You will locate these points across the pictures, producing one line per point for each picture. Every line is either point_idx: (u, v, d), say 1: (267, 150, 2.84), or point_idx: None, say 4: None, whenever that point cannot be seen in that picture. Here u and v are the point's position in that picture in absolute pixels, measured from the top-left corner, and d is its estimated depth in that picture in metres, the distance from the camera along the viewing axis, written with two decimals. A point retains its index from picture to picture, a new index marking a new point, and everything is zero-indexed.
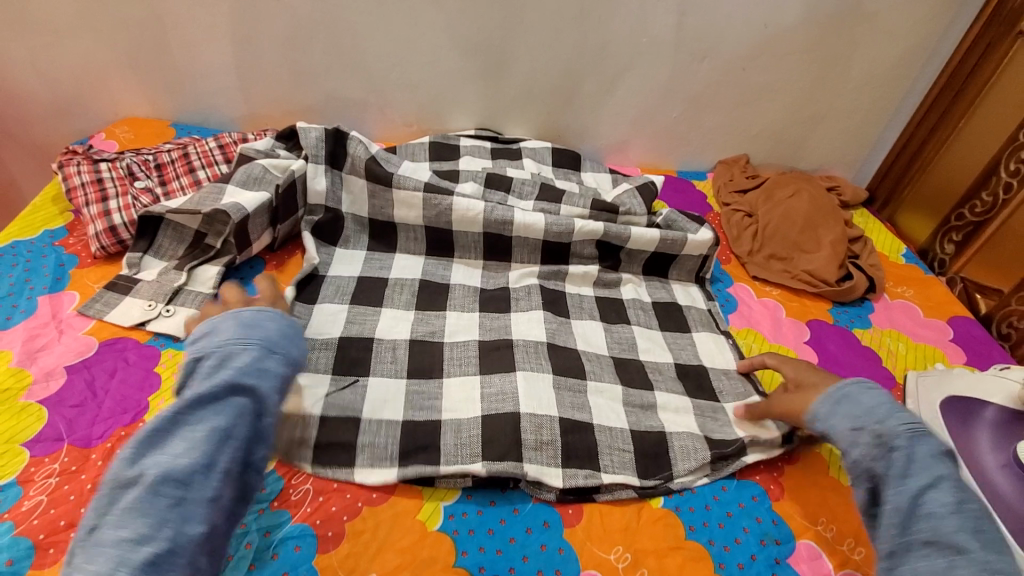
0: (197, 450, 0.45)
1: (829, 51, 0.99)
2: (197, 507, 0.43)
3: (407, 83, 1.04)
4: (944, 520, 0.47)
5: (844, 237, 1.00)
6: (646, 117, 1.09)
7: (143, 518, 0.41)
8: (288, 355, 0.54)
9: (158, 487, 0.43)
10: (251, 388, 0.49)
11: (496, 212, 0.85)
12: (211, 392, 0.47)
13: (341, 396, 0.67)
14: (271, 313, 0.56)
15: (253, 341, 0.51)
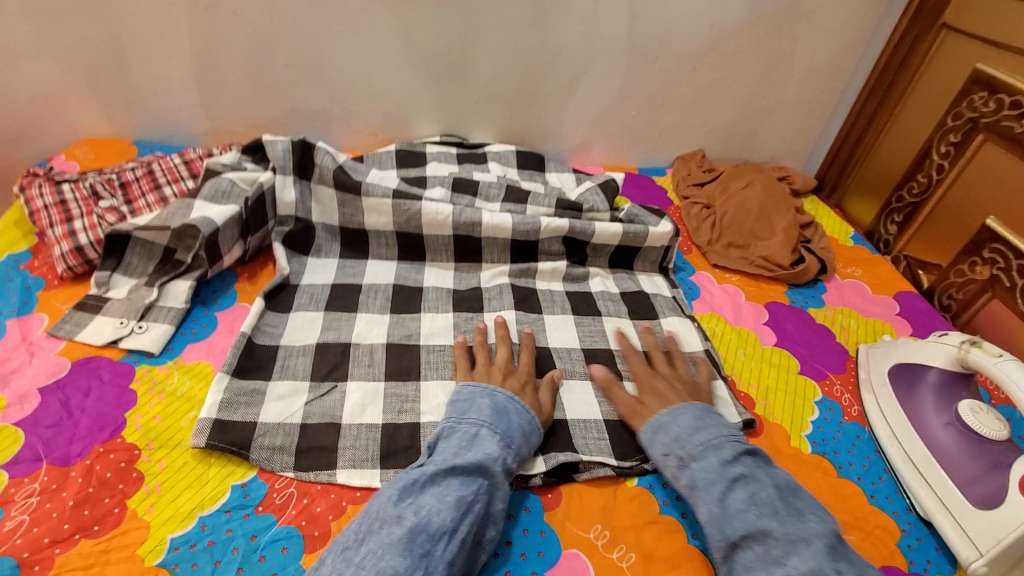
0: (446, 513, 0.52)
1: (772, 48, 1.07)
2: (439, 565, 0.49)
3: (371, 93, 1.07)
4: (766, 517, 0.53)
5: (796, 223, 1.04)
6: (604, 116, 1.14)
7: (392, 559, 0.48)
8: (526, 451, 0.62)
9: (404, 535, 0.50)
10: (494, 471, 0.57)
11: (465, 213, 0.85)
12: (466, 466, 0.56)
13: (322, 403, 0.67)
14: (520, 407, 0.65)
15: (496, 429, 0.61)
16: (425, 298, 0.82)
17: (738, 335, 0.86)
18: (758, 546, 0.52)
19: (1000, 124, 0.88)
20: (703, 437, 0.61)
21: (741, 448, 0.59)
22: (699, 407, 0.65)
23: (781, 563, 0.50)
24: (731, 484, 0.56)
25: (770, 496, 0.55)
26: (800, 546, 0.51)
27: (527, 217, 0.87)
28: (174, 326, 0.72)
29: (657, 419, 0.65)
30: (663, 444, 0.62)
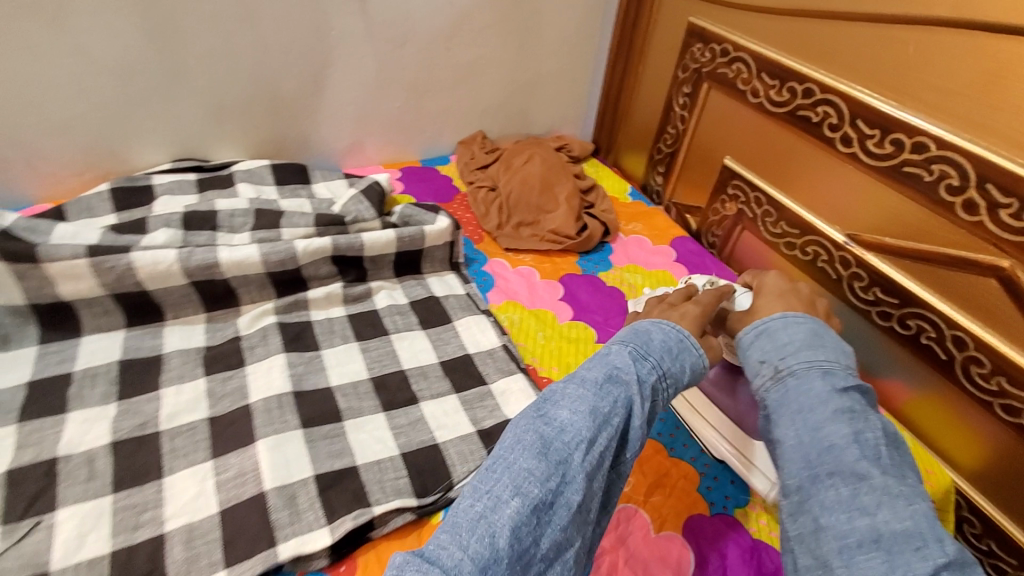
0: (585, 419, 0.46)
1: (519, 21, 1.06)
2: (578, 473, 0.44)
3: (56, 124, 0.84)
4: (867, 459, 0.44)
5: (577, 190, 1.06)
6: (368, 111, 1.04)
7: (525, 461, 0.44)
8: (675, 368, 0.53)
9: (537, 440, 0.45)
10: (647, 373, 0.51)
11: (195, 256, 0.71)
12: (625, 368, 0.50)
13: (15, 553, 0.51)
14: (668, 327, 0.56)
15: (687, 335, 0.55)
16: (166, 368, 0.68)
17: (535, 316, 0.84)
18: (835, 486, 0.43)
19: (718, 72, 0.96)
20: (814, 357, 0.52)
21: (858, 382, 0.50)
22: (817, 321, 0.56)
23: (867, 511, 0.42)
24: (835, 414, 0.47)
25: (876, 439, 0.45)
26: (894, 500, 0.42)
27: (277, 245, 0.75)
28: None
29: (763, 322, 0.57)
30: (762, 350, 0.55)
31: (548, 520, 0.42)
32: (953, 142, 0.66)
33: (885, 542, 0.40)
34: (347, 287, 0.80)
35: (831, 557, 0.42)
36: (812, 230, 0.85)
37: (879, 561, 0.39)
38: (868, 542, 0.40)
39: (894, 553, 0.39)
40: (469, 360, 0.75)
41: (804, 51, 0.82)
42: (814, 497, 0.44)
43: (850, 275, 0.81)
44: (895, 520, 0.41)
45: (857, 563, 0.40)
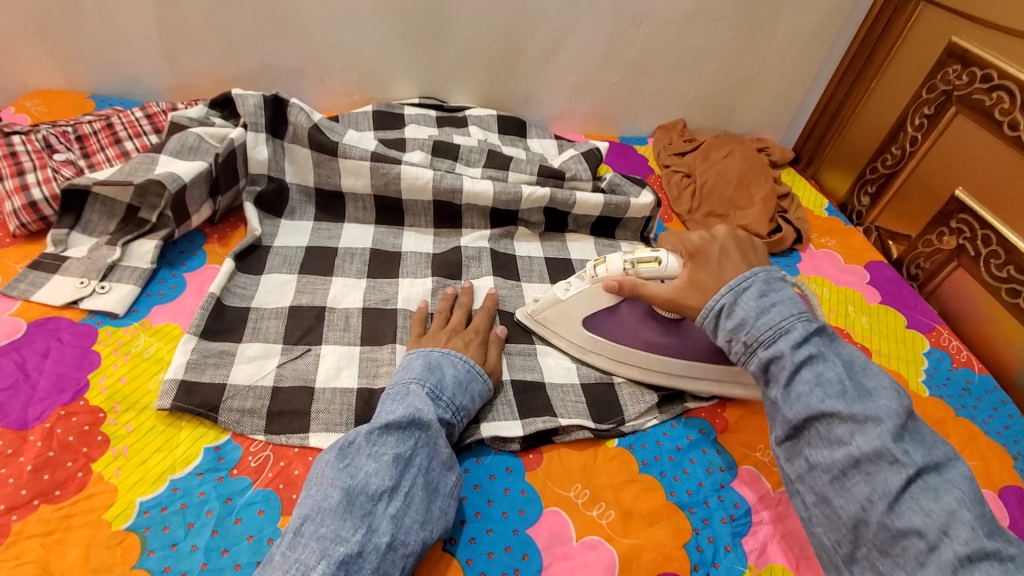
0: (384, 472, 0.51)
1: (755, 17, 1.06)
2: (383, 520, 0.49)
3: (346, 50, 1.02)
4: (831, 401, 0.51)
5: (774, 194, 1.04)
6: (586, 83, 1.12)
7: (330, 523, 0.47)
8: (466, 401, 0.61)
9: (342, 499, 0.48)
10: (433, 423, 0.55)
11: (446, 180, 0.83)
12: (399, 422, 0.54)
13: (294, 366, 0.66)
14: (453, 358, 0.63)
15: (429, 385, 0.59)
16: (403, 263, 0.81)
17: None
18: (821, 429, 0.51)
19: (971, 98, 0.90)
20: (772, 320, 0.56)
21: (812, 329, 0.55)
22: (766, 274, 0.59)
23: (844, 443, 0.49)
24: (797, 370, 0.53)
25: (838, 377, 0.52)
26: (867, 426, 0.48)
27: (508, 186, 0.85)
28: (138, 287, 0.69)
29: (717, 301, 0.59)
30: (725, 330, 0.58)
31: (357, 568, 0.46)
32: None
33: (863, 464, 0.48)
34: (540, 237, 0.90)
35: (827, 491, 0.50)
36: None
37: (863, 483, 0.47)
38: (849, 469, 0.48)
39: (873, 474, 0.47)
40: None
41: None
42: (803, 442, 0.52)
43: None
44: (866, 444, 0.48)
45: (848, 490, 0.48)
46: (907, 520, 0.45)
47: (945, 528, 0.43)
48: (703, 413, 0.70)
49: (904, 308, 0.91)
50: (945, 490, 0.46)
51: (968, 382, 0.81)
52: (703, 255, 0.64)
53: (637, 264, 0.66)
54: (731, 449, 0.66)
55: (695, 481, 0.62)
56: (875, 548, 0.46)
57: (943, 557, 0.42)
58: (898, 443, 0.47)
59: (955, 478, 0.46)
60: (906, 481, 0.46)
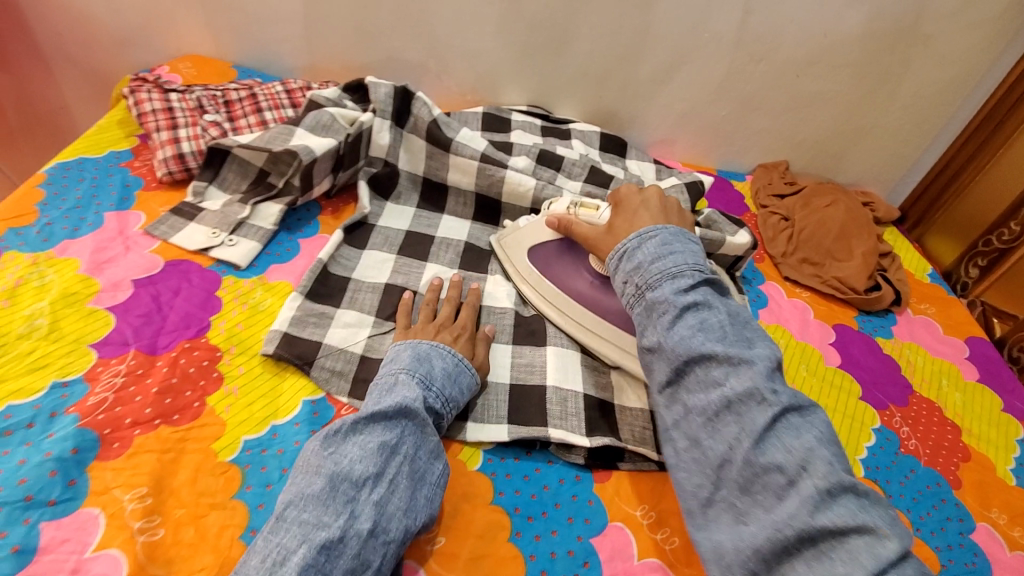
0: (369, 459, 0.51)
1: (882, 68, 1.03)
2: (366, 506, 0.49)
3: (467, 53, 1.07)
4: (711, 344, 0.55)
5: (875, 250, 1.01)
6: (693, 112, 1.12)
7: (313, 509, 0.48)
8: (455, 394, 0.61)
9: (325, 485, 0.49)
10: (421, 412, 0.56)
11: (547, 190, 0.85)
12: (385, 411, 0.54)
13: (384, 339, 0.69)
14: (443, 351, 0.63)
15: (418, 375, 0.59)
16: (494, 261, 0.84)
17: (803, 350, 0.84)
18: (697, 371, 0.55)
19: None
20: (663, 266, 0.61)
21: (700, 279, 0.60)
22: (673, 229, 0.65)
23: (719, 384, 0.53)
24: (681, 313, 0.58)
25: (718, 324, 0.57)
26: (741, 370, 0.53)
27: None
28: (260, 245, 0.75)
29: (623, 245, 0.65)
30: (625, 272, 0.64)
31: (337, 554, 0.46)
32: None
33: (734, 406, 0.52)
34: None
35: (699, 433, 0.53)
36: None
37: (732, 424, 0.51)
38: (722, 410, 0.52)
39: (742, 414, 0.51)
40: None
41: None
42: (681, 386, 0.56)
43: None
44: (738, 385, 0.52)
45: (718, 431, 0.52)
46: (770, 456, 0.49)
47: (804, 465, 0.48)
48: None
49: (1001, 389, 0.86)
50: (805, 429, 0.51)
51: None
52: (623, 205, 0.72)
53: (579, 208, 0.76)
54: None
55: None
56: (737, 486, 0.50)
57: (802, 491, 0.46)
58: (769, 385, 0.52)
59: (813, 420, 0.52)
60: (771, 419, 0.50)
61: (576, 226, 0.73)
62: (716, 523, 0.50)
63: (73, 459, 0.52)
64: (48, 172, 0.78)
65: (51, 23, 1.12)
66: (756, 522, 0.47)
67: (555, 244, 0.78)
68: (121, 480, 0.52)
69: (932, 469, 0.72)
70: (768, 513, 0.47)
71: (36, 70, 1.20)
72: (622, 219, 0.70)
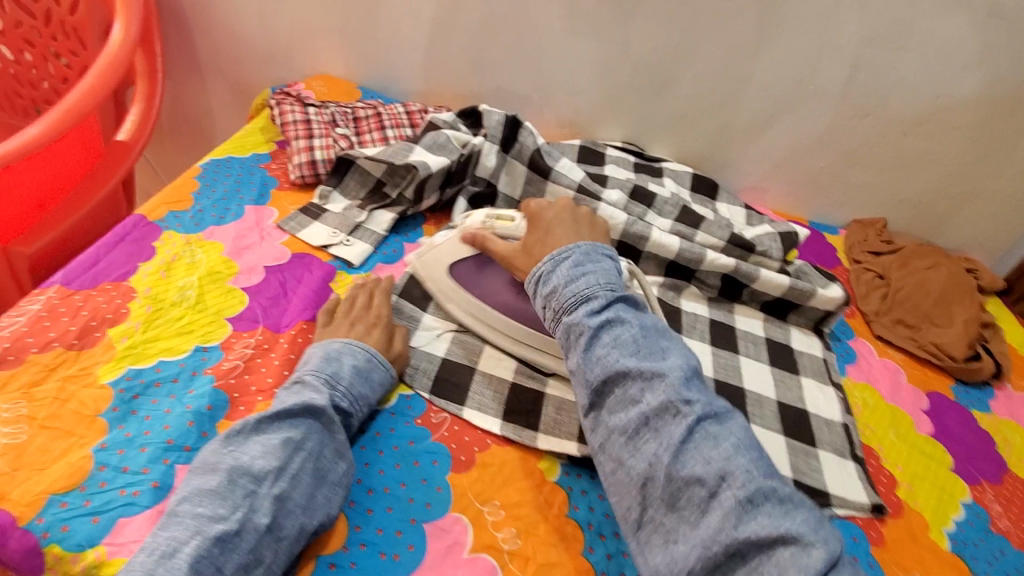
0: (271, 454, 0.53)
1: (999, 132, 1.00)
2: (265, 501, 0.51)
3: (571, 89, 1.14)
4: (625, 358, 0.56)
5: (978, 319, 0.96)
6: (789, 162, 1.12)
7: (207, 504, 0.49)
8: (365, 392, 0.62)
9: (222, 480, 0.51)
10: (327, 411, 0.57)
11: (636, 226, 0.86)
12: (291, 409, 0.56)
13: (468, 345, 0.74)
14: (356, 349, 0.64)
15: (324, 376, 0.61)
16: None
17: (892, 413, 0.81)
18: (615, 392, 0.55)
19: None
20: (577, 288, 0.61)
21: (614, 296, 0.60)
22: (586, 247, 0.65)
23: (637, 401, 0.54)
24: (597, 333, 0.58)
25: (632, 339, 0.57)
26: (654, 383, 0.54)
27: (694, 247, 0.87)
28: (372, 248, 0.83)
29: (538, 269, 0.65)
30: (542, 298, 0.63)
31: (232, 546, 0.48)
32: None
33: (651, 422, 0.53)
34: (709, 300, 0.90)
35: (622, 452, 0.53)
36: None
37: (651, 440, 0.52)
38: (643, 429, 0.53)
39: (659, 429, 0.52)
40: (804, 416, 0.77)
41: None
42: (602, 410, 0.56)
43: None
44: (652, 401, 0.53)
45: (639, 449, 0.52)
46: (690, 469, 0.50)
47: (724, 474, 0.49)
48: (861, 520, 0.67)
49: None
50: (722, 437, 0.52)
51: None
52: (538, 219, 0.71)
53: (494, 221, 0.76)
54: (885, 568, 0.63)
55: None
56: (662, 503, 0.50)
57: (721, 502, 0.48)
58: (680, 396, 0.53)
59: (731, 428, 0.53)
60: (687, 432, 0.51)
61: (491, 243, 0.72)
62: (648, 546, 0.51)
63: (208, 414, 0.60)
64: (203, 167, 0.90)
65: (213, 39, 1.29)
66: (685, 540, 0.48)
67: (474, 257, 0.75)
68: None
69: None
70: (692, 529, 0.48)
71: (191, 78, 1.38)
72: (534, 238, 0.70)
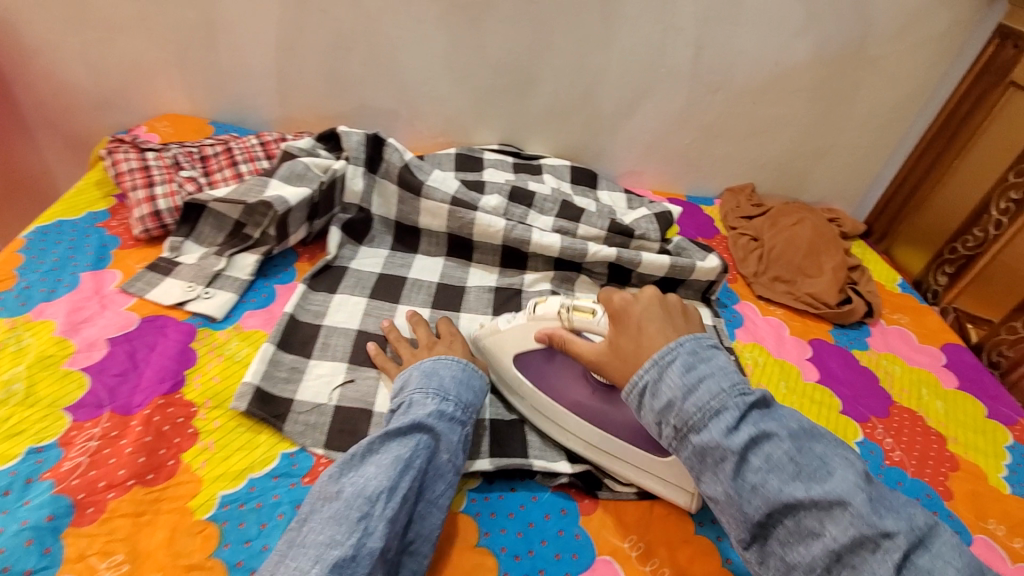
0: (382, 473, 0.52)
1: (834, 90, 1.08)
2: (378, 523, 0.49)
3: (438, 97, 1.11)
4: (788, 485, 0.47)
5: (844, 265, 1.03)
6: (658, 142, 1.16)
7: (329, 530, 0.49)
8: (470, 401, 0.62)
9: (340, 506, 0.50)
10: (435, 426, 0.57)
11: (516, 230, 0.87)
12: (399, 427, 0.55)
13: (358, 388, 0.68)
14: (449, 362, 0.65)
15: (432, 391, 0.60)
16: (466, 299, 0.85)
17: (781, 368, 0.85)
18: (786, 523, 0.47)
19: None
20: (700, 399, 0.51)
21: (746, 404, 0.51)
22: (690, 343, 0.55)
23: (817, 534, 0.46)
24: (744, 457, 0.49)
25: (787, 455, 0.49)
26: (835, 511, 0.46)
27: (575, 243, 0.88)
28: (237, 295, 0.76)
29: (639, 379, 0.55)
30: (654, 413, 0.54)
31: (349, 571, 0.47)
32: None
33: (845, 557, 0.45)
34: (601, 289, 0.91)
35: None
36: None
37: None
38: (832, 564, 0.45)
39: (857, 566, 0.44)
40: None
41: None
42: (771, 539, 0.49)
43: None
44: (840, 534, 0.45)
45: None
46: None
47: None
48: None
49: (984, 395, 0.86)
50: (938, 570, 0.44)
51: None
52: (624, 317, 0.59)
53: (571, 312, 0.65)
54: None
55: None
56: None
57: None
58: (869, 517, 0.45)
59: (942, 553, 0.44)
60: (893, 570, 0.43)
61: (572, 345, 0.62)
62: None
63: (48, 526, 0.51)
64: (25, 237, 0.79)
65: (32, 91, 1.15)
66: None
67: (540, 351, 0.68)
68: (96, 546, 0.51)
69: (920, 480, 0.72)
70: None
71: (15, 136, 1.22)
72: (626, 338, 0.58)
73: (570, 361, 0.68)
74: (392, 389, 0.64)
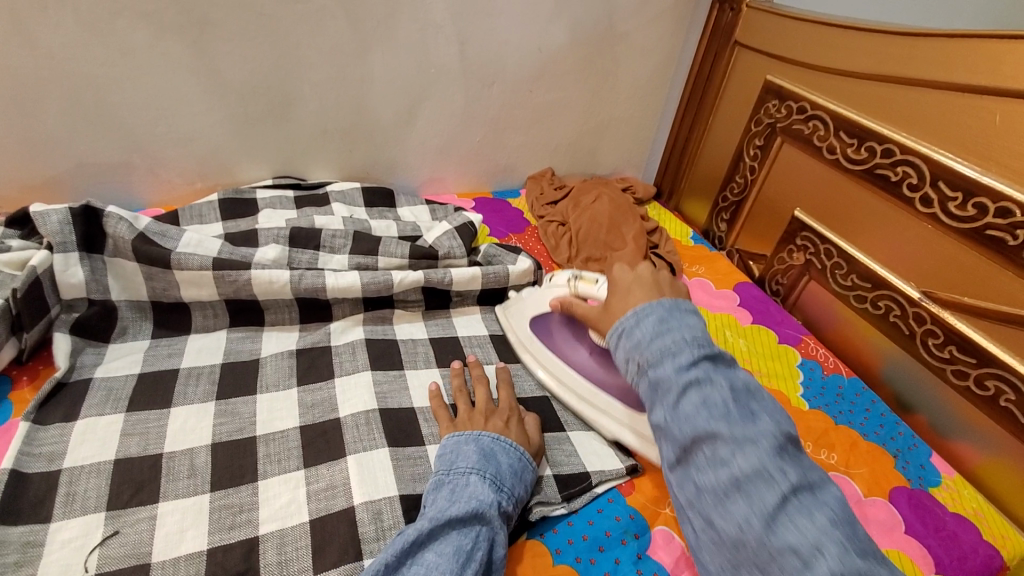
0: (443, 567, 0.48)
1: (599, 67, 1.12)
2: None
3: (181, 137, 0.93)
4: (715, 420, 0.48)
5: (643, 231, 1.08)
6: (450, 144, 1.11)
7: None
8: (524, 487, 0.58)
9: None
10: (491, 516, 0.53)
11: (306, 278, 0.76)
12: (457, 516, 0.51)
13: (121, 540, 0.53)
14: (505, 444, 0.61)
15: (488, 475, 0.56)
16: (262, 374, 0.72)
17: None
18: (703, 449, 0.48)
19: (791, 128, 0.98)
20: (663, 341, 0.54)
21: (702, 352, 0.52)
22: (669, 302, 0.58)
23: (726, 464, 0.46)
24: (680, 392, 0.50)
25: (725, 399, 0.49)
26: (746, 446, 0.46)
27: (376, 275, 0.79)
28: None
29: (621, 322, 0.58)
30: (625, 350, 0.57)
31: None
32: (977, 177, 0.71)
33: (744, 486, 0.45)
34: (424, 315, 0.85)
35: (711, 514, 0.47)
36: (885, 284, 0.84)
37: (742, 504, 0.45)
38: (731, 490, 0.45)
39: (751, 494, 0.45)
40: (546, 403, 0.75)
41: (913, 124, 0.79)
42: (690, 467, 0.49)
43: (925, 332, 0.79)
44: (746, 465, 0.45)
45: (729, 510, 0.45)
46: (783, 540, 0.42)
47: (818, 546, 0.41)
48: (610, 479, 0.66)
49: (773, 324, 0.96)
50: (819, 510, 0.44)
51: (839, 387, 0.86)
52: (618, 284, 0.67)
53: (578, 281, 0.77)
54: (643, 511, 0.63)
55: (612, 558, 0.58)
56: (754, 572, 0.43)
57: None
58: (776, 463, 0.45)
59: (829, 499, 0.45)
60: (783, 500, 0.44)
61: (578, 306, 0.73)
62: None
63: None
64: None
65: None
66: None
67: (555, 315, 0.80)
68: None
69: None
70: None
71: None
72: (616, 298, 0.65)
73: (577, 329, 0.79)
74: (440, 455, 0.60)
